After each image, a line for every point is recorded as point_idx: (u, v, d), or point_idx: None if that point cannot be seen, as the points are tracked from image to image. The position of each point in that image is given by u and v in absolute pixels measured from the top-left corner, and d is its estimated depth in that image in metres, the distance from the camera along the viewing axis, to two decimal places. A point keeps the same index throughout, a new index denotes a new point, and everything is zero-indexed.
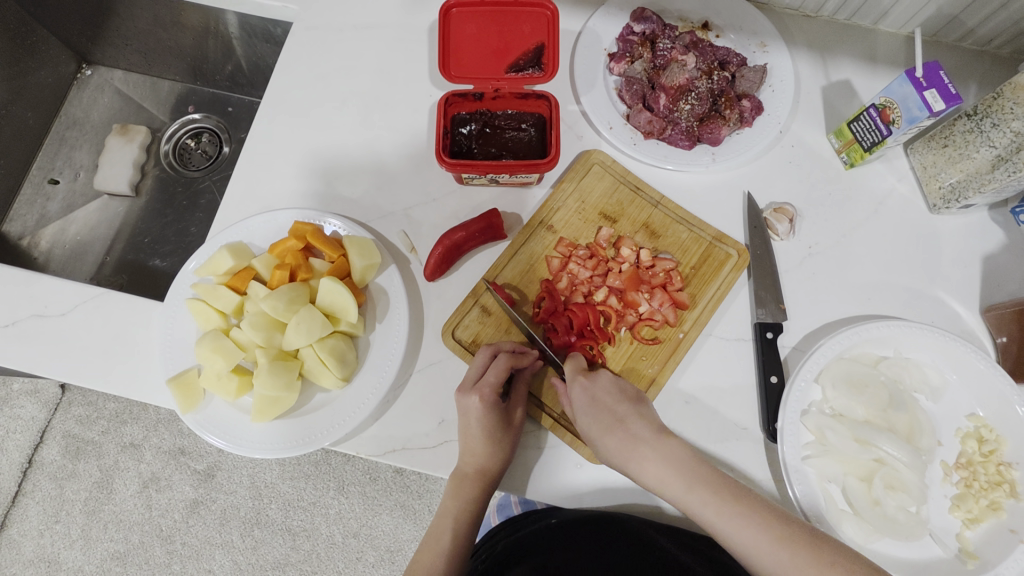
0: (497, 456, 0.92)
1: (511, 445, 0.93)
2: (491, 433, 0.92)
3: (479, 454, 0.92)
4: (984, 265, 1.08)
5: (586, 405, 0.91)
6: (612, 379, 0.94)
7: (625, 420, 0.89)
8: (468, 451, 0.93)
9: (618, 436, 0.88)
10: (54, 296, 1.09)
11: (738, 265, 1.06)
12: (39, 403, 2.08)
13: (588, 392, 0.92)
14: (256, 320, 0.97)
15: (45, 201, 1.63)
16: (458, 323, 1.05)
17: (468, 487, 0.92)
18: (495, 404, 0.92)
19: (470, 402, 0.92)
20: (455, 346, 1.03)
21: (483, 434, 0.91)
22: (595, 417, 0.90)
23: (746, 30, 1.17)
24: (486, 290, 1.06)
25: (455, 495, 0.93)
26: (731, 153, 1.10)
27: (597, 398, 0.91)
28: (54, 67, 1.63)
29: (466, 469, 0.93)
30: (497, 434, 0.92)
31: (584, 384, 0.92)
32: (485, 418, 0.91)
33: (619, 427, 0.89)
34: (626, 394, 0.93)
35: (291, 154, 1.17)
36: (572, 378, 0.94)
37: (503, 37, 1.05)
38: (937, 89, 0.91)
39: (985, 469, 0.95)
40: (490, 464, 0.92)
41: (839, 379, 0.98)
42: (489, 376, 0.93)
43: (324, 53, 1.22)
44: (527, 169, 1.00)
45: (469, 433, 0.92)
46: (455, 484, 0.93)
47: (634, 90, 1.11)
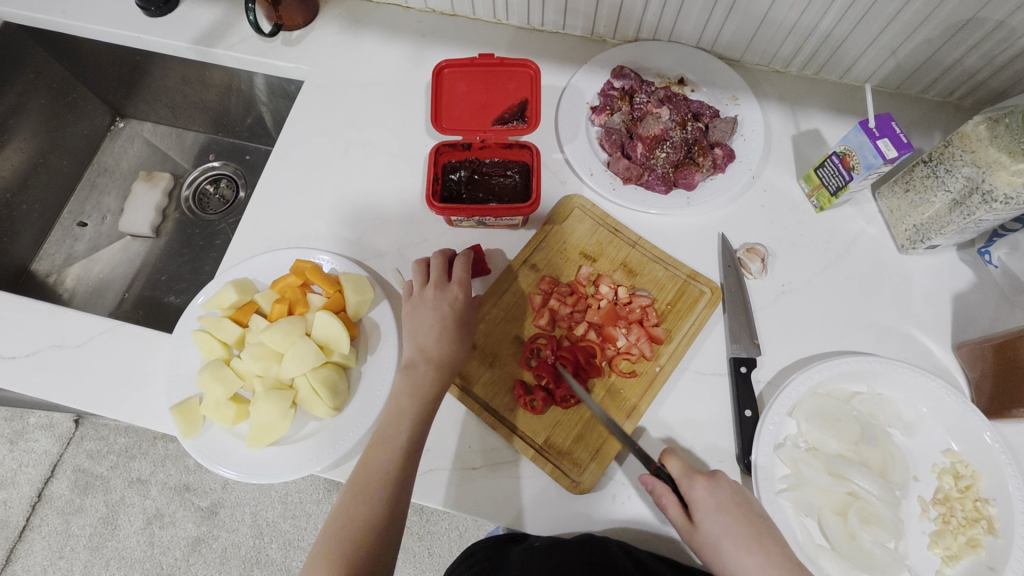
0: (451, 344, 1.00)
1: (466, 339, 1.03)
2: (455, 322, 1.02)
3: (439, 346, 1.00)
4: (955, 304, 1.11)
5: (712, 508, 0.90)
6: (733, 485, 0.93)
7: (760, 538, 0.88)
8: (425, 342, 1.00)
9: (757, 556, 0.87)
10: (73, 328, 1.17)
11: (711, 302, 1.11)
12: (53, 437, 2.15)
13: (712, 496, 0.91)
14: (256, 351, 1.05)
15: (74, 242, 1.76)
16: None
17: (425, 376, 0.98)
18: (464, 294, 1.05)
19: (444, 291, 1.04)
20: None
21: (449, 324, 1.01)
22: (724, 528, 0.89)
23: (718, 85, 1.26)
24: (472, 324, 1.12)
25: (409, 394, 0.96)
26: (705, 198, 1.17)
27: (721, 504, 0.90)
28: (90, 120, 1.79)
29: (418, 359, 0.99)
30: (457, 321, 1.03)
31: (706, 484, 0.92)
32: (454, 306, 1.03)
33: (758, 545, 0.88)
34: (753, 502, 0.92)
35: (296, 198, 1.26)
36: (691, 479, 0.93)
37: (490, 93, 1.16)
38: (889, 138, 0.97)
39: (962, 505, 0.96)
40: (448, 355, 1.00)
41: (812, 413, 1.01)
42: (457, 271, 1.06)
43: (331, 108, 1.34)
44: (510, 212, 1.07)
45: (433, 323, 1.01)
46: (408, 388, 0.97)
47: (613, 139, 1.20)
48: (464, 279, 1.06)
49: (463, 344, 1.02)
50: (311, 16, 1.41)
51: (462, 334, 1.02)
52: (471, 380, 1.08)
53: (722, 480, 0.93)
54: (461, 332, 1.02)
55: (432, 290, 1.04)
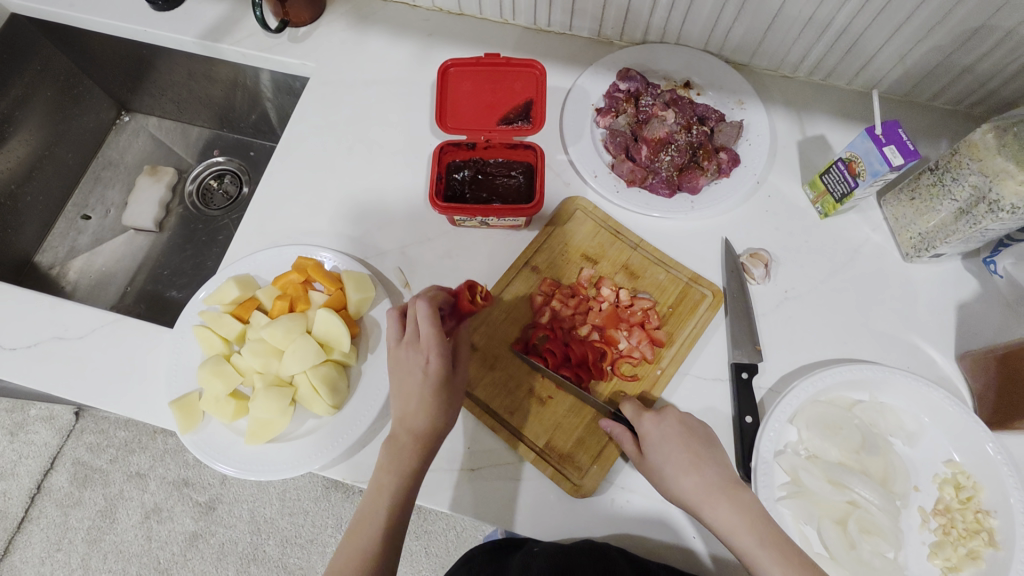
0: (434, 414, 0.92)
1: (454, 404, 0.95)
2: (435, 394, 0.92)
3: (419, 418, 0.92)
4: (959, 313, 1.10)
5: (660, 440, 0.93)
6: (678, 416, 0.97)
7: (698, 461, 0.91)
8: (405, 414, 0.92)
9: (694, 477, 0.90)
10: (74, 321, 1.17)
11: (713, 305, 1.11)
12: (53, 430, 2.15)
13: (658, 427, 0.95)
14: (256, 347, 1.04)
15: (77, 235, 1.76)
16: None
17: (405, 454, 0.91)
18: (440, 356, 0.92)
19: (420, 352, 0.93)
20: None
21: (427, 391, 0.92)
22: (669, 454, 0.92)
23: (725, 88, 1.25)
24: (472, 328, 1.12)
25: (389, 466, 0.91)
26: (709, 202, 1.16)
27: (666, 434, 0.94)
28: (96, 113, 1.80)
29: (399, 435, 0.92)
30: (438, 392, 0.92)
31: (653, 417, 0.96)
32: (432, 373, 0.92)
33: (694, 466, 0.91)
34: (698, 433, 0.95)
35: (299, 195, 1.26)
36: (638, 416, 0.97)
37: (495, 93, 1.16)
38: (896, 145, 0.97)
39: (963, 516, 0.95)
40: (432, 429, 0.92)
41: (813, 421, 1.00)
42: (426, 327, 0.92)
43: (336, 105, 1.34)
44: (513, 213, 1.07)
45: (411, 393, 0.93)
46: (392, 453, 0.91)
47: (618, 142, 1.20)
48: (438, 340, 0.91)
49: (449, 408, 0.94)
50: (318, 13, 1.41)
51: (446, 402, 0.93)
52: (473, 382, 1.08)
53: (670, 415, 0.97)
54: (444, 406, 0.93)
55: (409, 348, 0.94)
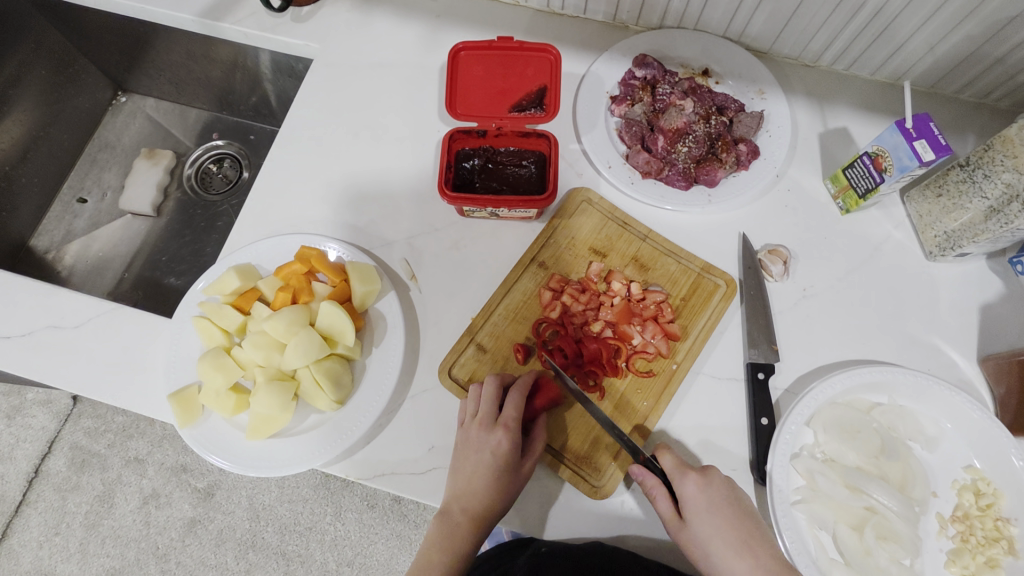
0: (494, 500, 0.93)
1: (512, 493, 0.94)
2: (498, 478, 0.92)
3: (479, 501, 0.93)
4: (982, 314, 1.07)
5: (705, 507, 0.89)
6: (725, 482, 0.93)
7: (748, 541, 0.88)
8: (465, 495, 0.93)
9: (747, 561, 0.87)
10: (69, 309, 1.14)
11: (727, 295, 1.08)
12: (50, 414, 2.13)
13: (704, 494, 0.90)
14: (257, 339, 1.01)
15: (73, 218, 1.71)
16: (454, 363, 1.06)
17: (458, 532, 0.93)
18: (510, 443, 0.94)
19: (488, 435, 0.94)
20: (451, 386, 1.05)
21: (489, 477, 0.92)
22: (717, 530, 0.88)
23: (745, 77, 1.20)
24: (480, 328, 1.08)
25: (442, 542, 0.93)
26: (728, 195, 1.12)
27: (713, 503, 0.90)
28: (91, 93, 1.74)
29: (455, 513, 0.94)
30: (500, 479, 0.93)
31: (698, 481, 0.91)
32: (501, 460, 0.93)
33: (745, 548, 0.88)
34: (743, 503, 0.92)
35: (302, 182, 1.22)
36: (683, 475, 0.93)
37: (508, 79, 1.11)
38: (927, 140, 0.93)
39: (982, 524, 0.92)
40: (489, 512, 0.93)
41: (831, 424, 0.97)
42: (507, 411, 0.95)
43: (340, 89, 1.29)
44: (525, 205, 1.03)
45: (473, 474, 0.93)
46: (445, 530, 0.94)
47: (633, 132, 1.16)
48: (514, 427, 0.94)
49: (509, 501, 0.94)
50: None
51: (505, 489, 0.93)
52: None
53: (715, 479, 0.93)
54: (501, 492, 0.93)
55: (479, 429, 0.95)
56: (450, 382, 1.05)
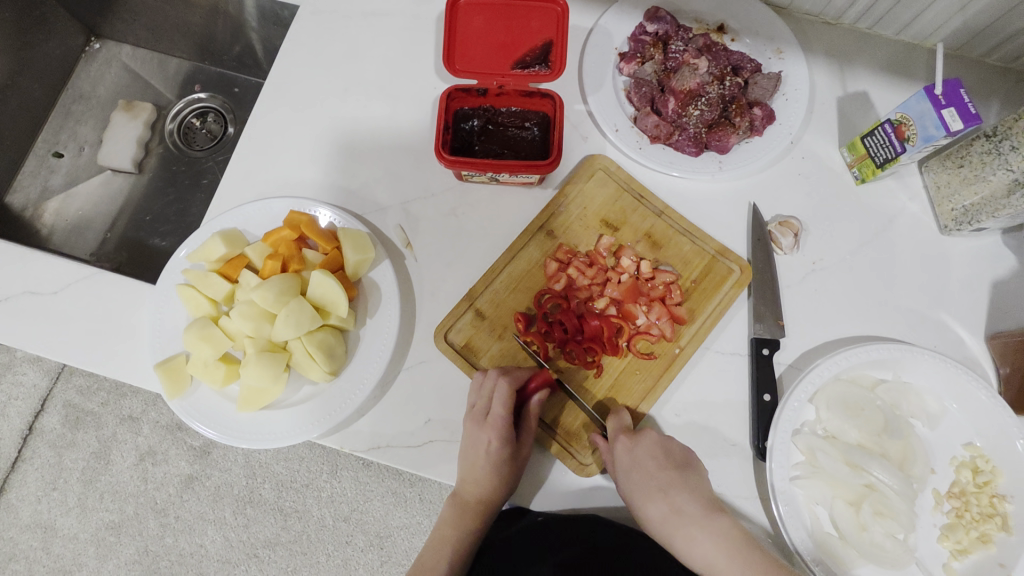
0: (498, 487, 0.94)
1: (516, 478, 0.95)
2: (498, 469, 0.93)
3: (481, 486, 0.94)
4: (993, 290, 1.04)
5: (629, 467, 0.91)
6: (654, 438, 0.93)
7: (671, 489, 0.91)
8: (469, 481, 0.95)
9: (663, 506, 0.91)
10: (48, 274, 1.08)
11: (739, 282, 1.04)
12: (41, 371, 2.10)
13: (630, 453, 0.91)
14: (245, 310, 0.96)
15: (49, 174, 1.62)
16: (450, 326, 1.03)
17: (468, 515, 0.97)
18: (506, 436, 0.93)
19: (485, 429, 0.94)
20: (445, 349, 1.02)
21: (488, 467, 0.93)
22: (640, 482, 0.91)
23: (762, 35, 1.13)
24: (480, 292, 1.05)
25: (455, 521, 0.98)
26: (739, 161, 1.07)
27: (639, 459, 0.91)
28: (62, 39, 1.63)
29: (466, 499, 0.96)
30: (502, 467, 0.93)
31: (626, 444, 0.92)
32: (496, 453, 0.93)
33: (664, 494, 0.91)
34: (674, 456, 0.93)
35: (289, 141, 1.15)
36: (613, 435, 0.93)
37: (511, 32, 1.03)
38: (956, 108, 0.89)
39: (978, 500, 0.93)
40: (493, 495, 0.95)
41: (834, 401, 0.96)
42: (497, 407, 0.93)
43: (329, 39, 1.20)
44: (527, 169, 0.97)
45: (476, 465, 0.94)
46: (456, 511, 0.98)
47: (643, 93, 1.09)
48: (506, 422, 0.92)
49: (513, 484, 0.95)
50: None
51: (507, 476, 0.94)
52: (478, 353, 1.03)
53: (647, 439, 0.93)
54: (505, 480, 0.94)
55: (476, 424, 0.95)
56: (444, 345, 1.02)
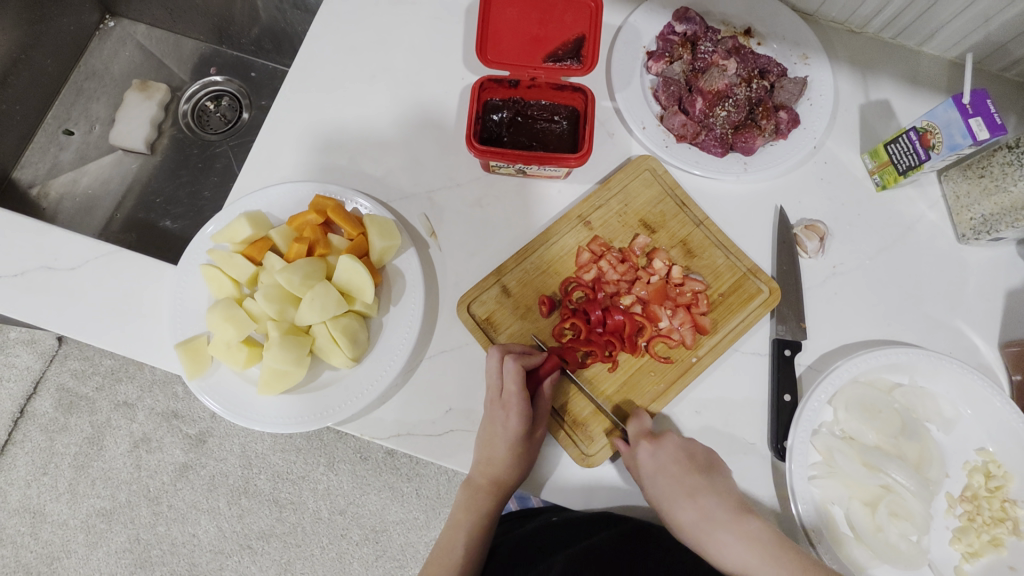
0: (517, 470, 0.94)
1: (529, 459, 0.95)
2: (514, 450, 0.93)
3: (495, 469, 0.94)
4: (1007, 299, 1.06)
5: (655, 472, 0.92)
6: (678, 443, 0.94)
7: (698, 493, 0.91)
8: (483, 463, 0.95)
9: (693, 508, 0.91)
10: (65, 250, 1.07)
11: (767, 302, 1.04)
12: (35, 353, 2.06)
13: (654, 459, 0.92)
14: (270, 292, 0.95)
15: (59, 151, 1.60)
16: (475, 298, 1.04)
17: (481, 498, 0.96)
18: (521, 414, 0.92)
19: (501, 406, 0.93)
20: (467, 320, 1.03)
21: (505, 449, 0.93)
22: (667, 485, 0.91)
23: (789, 39, 1.14)
24: (509, 271, 1.06)
25: (468, 505, 0.97)
26: (764, 164, 1.08)
27: (664, 464, 0.92)
28: (77, 15, 1.61)
29: (479, 479, 0.96)
30: (517, 448, 0.93)
31: (648, 449, 0.92)
32: (512, 433, 0.92)
33: (692, 499, 0.91)
34: (698, 461, 0.93)
35: (314, 126, 1.15)
36: (636, 440, 0.94)
37: (544, 26, 1.03)
38: (983, 118, 0.90)
39: (989, 504, 0.94)
40: (509, 478, 0.94)
41: (852, 402, 0.97)
42: (510, 385, 0.92)
43: (356, 26, 1.19)
44: (556, 162, 0.98)
45: (492, 444, 0.93)
46: (469, 495, 0.96)
47: (671, 92, 1.09)
48: (520, 398, 0.92)
49: (529, 465, 0.95)
50: None
51: (523, 456, 0.94)
52: (498, 328, 1.04)
53: (669, 443, 0.93)
54: (522, 459, 0.94)
55: (493, 403, 0.95)
56: (468, 321, 1.03)
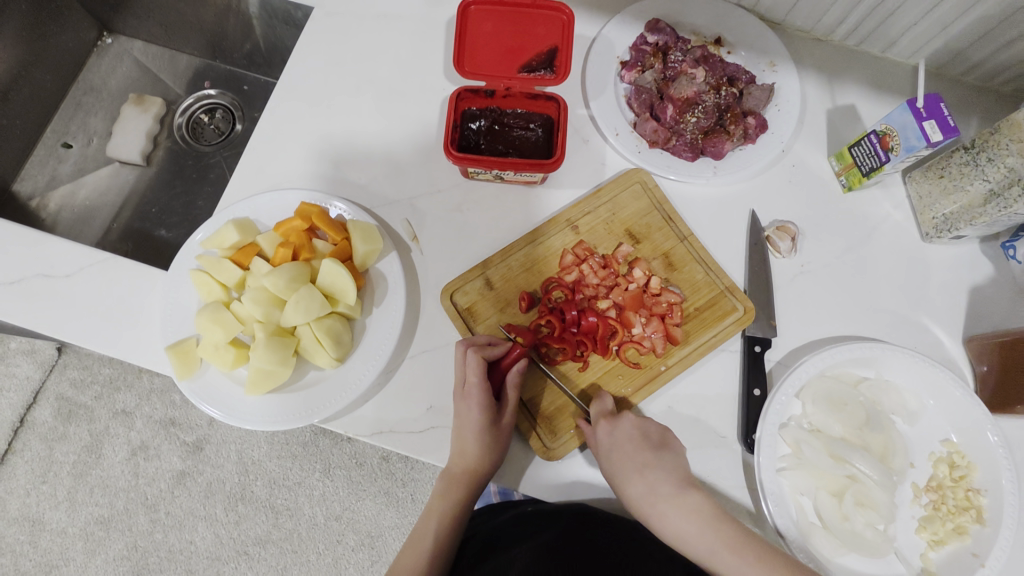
0: (489, 458, 0.97)
1: (501, 447, 0.97)
2: (483, 436, 0.96)
3: (468, 457, 0.97)
4: (970, 296, 1.10)
5: (611, 448, 0.95)
6: (634, 422, 0.97)
7: (647, 469, 0.93)
8: (457, 454, 0.98)
9: (641, 483, 0.92)
10: (61, 258, 1.11)
11: (740, 321, 1.06)
12: (35, 363, 2.10)
13: (609, 436, 0.95)
14: (257, 295, 0.99)
15: (57, 163, 1.64)
16: (460, 288, 1.09)
17: (456, 488, 0.98)
18: (483, 403, 0.96)
19: (465, 397, 0.98)
20: (450, 308, 1.07)
21: (474, 436, 0.96)
22: (620, 460, 0.94)
23: (757, 48, 1.18)
24: (495, 265, 1.10)
25: (444, 494, 0.99)
26: (732, 168, 1.12)
27: (617, 439, 0.95)
28: (75, 33, 1.66)
29: (454, 470, 0.98)
30: (486, 434, 0.96)
31: (606, 426, 0.96)
32: (478, 419, 0.96)
33: (640, 473, 0.92)
34: (651, 438, 0.96)
35: (300, 136, 1.19)
36: (596, 420, 0.98)
37: (518, 38, 1.08)
38: (936, 121, 0.95)
39: (954, 493, 0.97)
40: (483, 468, 0.97)
41: (820, 395, 1.01)
42: (472, 376, 0.97)
43: (341, 40, 1.24)
44: (531, 167, 1.02)
45: (463, 433, 0.97)
46: (444, 484, 0.99)
47: (642, 100, 1.14)
48: (482, 383, 0.96)
49: (501, 454, 0.98)
50: None
51: (493, 444, 0.96)
52: (478, 318, 1.08)
53: (625, 420, 0.97)
54: (490, 449, 0.97)
55: (459, 394, 1.00)
56: (452, 310, 1.07)
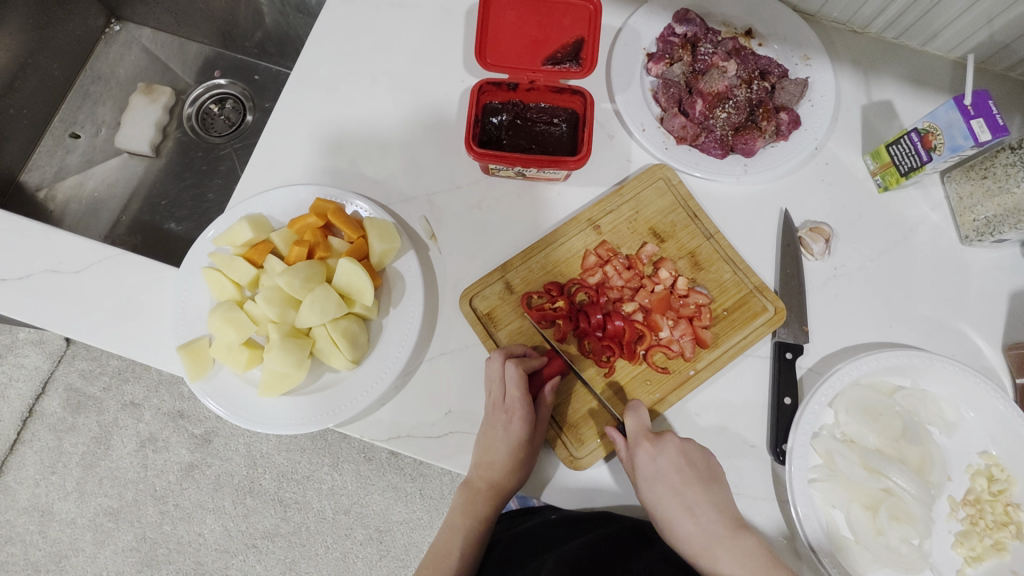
0: (518, 476, 0.95)
1: (530, 464, 0.95)
2: (517, 453, 0.93)
3: (496, 472, 0.94)
4: (1010, 302, 1.05)
5: (655, 476, 0.90)
6: (677, 446, 0.92)
7: (695, 506, 0.90)
8: (483, 468, 0.95)
9: (689, 522, 0.89)
10: (69, 253, 1.08)
11: (772, 321, 1.02)
12: (44, 353, 2.08)
13: (654, 463, 0.91)
14: (271, 295, 0.96)
15: (65, 153, 1.61)
16: (478, 292, 1.05)
17: (480, 502, 0.97)
18: (523, 422, 0.93)
19: (499, 413, 0.95)
20: (468, 313, 1.04)
21: (506, 451, 0.93)
22: (665, 493, 0.90)
23: (791, 40, 1.13)
24: (515, 268, 1.06)
25: (466, 508, 0.98)
26: (764, 166, 1.07)
27: (662, 469, 0.90)
28: (83, 20, 1.62)
29: (478, 484, 0.96)
30: (520, 451, 0.93)
31: (649, 451, 0.91)
32: (512, 437, 0.93)
33: (689, 512, 0.89)
34: (697, 469, 0.91)
35: (316, 129, 1.15)
36: (636, 441, 0.92)
37: (543, 28, 1.03)
38: (984, 119, 0.90)
39: (993, 508, 0.93)
40: (506, 484, 0.95)
41: (853, 405, 0.97)
42: (513, 390, 0.93)
43: (357, 29, 1.20)
44: (555, 164, 0.98)
45: (493, 447, 0.94)
46: (467, 498, 0.97)
47: (670, 93, 1.09)
48: (523, 401, 0.92)
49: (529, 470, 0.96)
50: None
51: (523, 461, 0.94)
52: (498, 324, 1.04)
53: (668, 445, 0.92)
54: (518, 465, 0.94)
55: (495, 407, 0.95)
56: (471, 316, 1.04)
